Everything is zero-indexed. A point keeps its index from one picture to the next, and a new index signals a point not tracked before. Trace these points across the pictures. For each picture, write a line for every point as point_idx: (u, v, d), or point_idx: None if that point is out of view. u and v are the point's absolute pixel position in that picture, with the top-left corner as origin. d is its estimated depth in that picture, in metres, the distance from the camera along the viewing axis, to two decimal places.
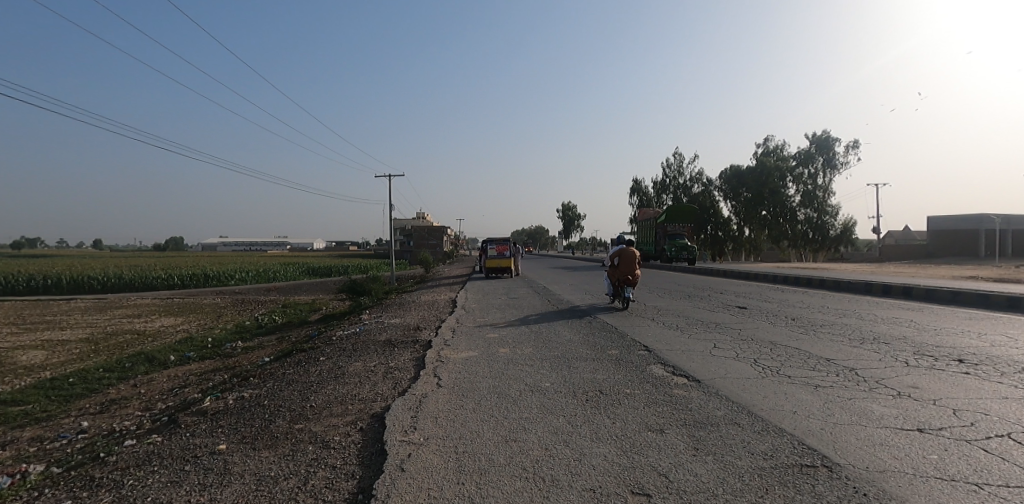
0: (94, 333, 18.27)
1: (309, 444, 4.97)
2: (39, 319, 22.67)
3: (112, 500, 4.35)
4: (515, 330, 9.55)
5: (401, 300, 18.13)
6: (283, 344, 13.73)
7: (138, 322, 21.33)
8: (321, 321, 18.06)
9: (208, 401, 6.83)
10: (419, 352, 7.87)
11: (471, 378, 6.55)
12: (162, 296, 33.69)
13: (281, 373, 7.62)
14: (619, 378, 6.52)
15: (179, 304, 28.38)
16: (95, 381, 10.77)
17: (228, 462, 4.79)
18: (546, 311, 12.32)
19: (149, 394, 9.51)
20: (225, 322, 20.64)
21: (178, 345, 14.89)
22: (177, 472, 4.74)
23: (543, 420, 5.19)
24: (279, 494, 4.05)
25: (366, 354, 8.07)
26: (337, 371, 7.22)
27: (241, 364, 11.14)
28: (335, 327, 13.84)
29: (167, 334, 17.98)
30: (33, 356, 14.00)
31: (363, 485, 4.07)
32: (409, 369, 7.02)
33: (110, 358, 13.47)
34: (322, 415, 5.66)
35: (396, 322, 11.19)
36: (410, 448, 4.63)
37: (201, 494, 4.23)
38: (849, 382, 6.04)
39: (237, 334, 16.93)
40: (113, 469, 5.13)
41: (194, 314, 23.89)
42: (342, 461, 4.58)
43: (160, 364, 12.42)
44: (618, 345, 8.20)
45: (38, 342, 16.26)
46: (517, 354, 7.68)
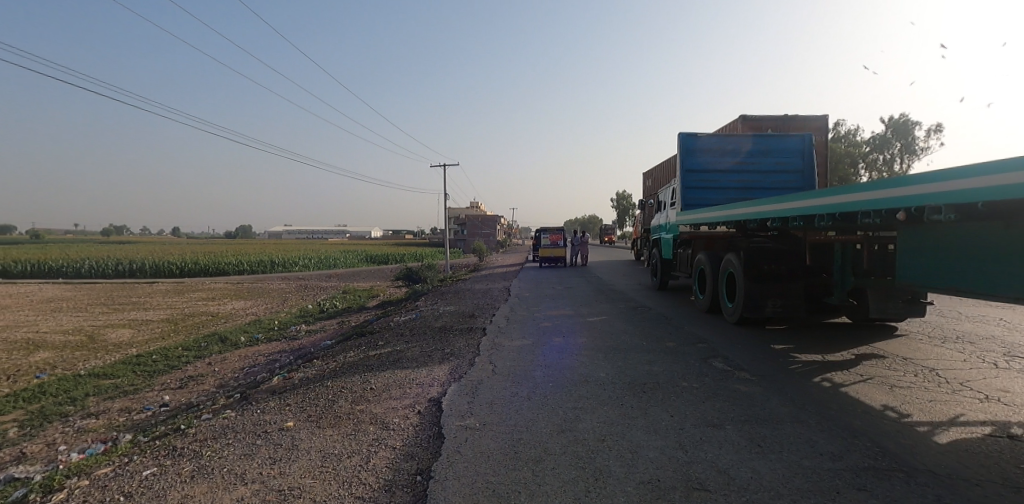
0: (175, 314, 19.62)
1: (370, 425, 5.14)
2: (131, 300, 24.70)
3: (194, 470, 4.72)
4: (569, 320, 9.48)
5: (456, 288, 18.43)
6: (343, 328, 14.26)
7: (215, 305, 22.78)
8: (379, 307, 18.62)
9: (276, 381, 7.17)
10: (475, 339, 7.96)
11: (524, 366, 6.57)
12: (236, 280, 35.80)
13: (343, 356, 7.88)
14: (676, 371, 6.29)
15: (250, 289, 30.12)
16: (175, 359, 11.59)
17: (295, 439, 5.04)
18: (600, 301, 12.15)
19: (223, 372, 10.13)
20: (291, 307, 21.65)
21: (249, 327, 15.73)
22: (249, 446, 5.04)
23: (598, 411, 5.14)
24: (343, 472, 4.28)
25: (423, 340, 8.23)
26: (396, 356, 7.41)
27: (305, 347, 11.64)
28: (393, 313, 14.23)
29: (239, 316, 19.06)
30: (123, 334, 15.19)
31: (423, 466, 4.22)
32: (464, 356, 7.09)
33: (187, 338, 14.42)
34: (382, 397, 5.80)
35: (452, 309, 11.35)
36: (468, 433, 4.73)
37: (272, 468, 4.53)
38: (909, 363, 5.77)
39: (302, 318, 17.72)
40: (192, 440, 5.50)
41: (265, 298, 25.23)
42: (401, 442, 4.72)
43: (231, 344, 13.18)
44: (675, 337, 7.98)
45: (126, 322, 17.64)
46: (571, 344, 7.60)
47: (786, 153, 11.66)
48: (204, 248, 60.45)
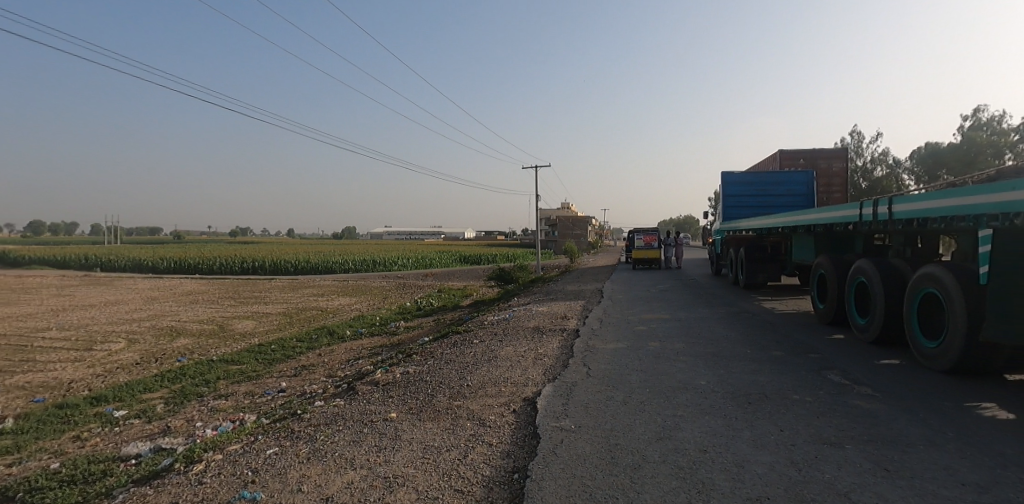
0: (290, 308, 21.49)
1: (467, 421, 5.28)
2: (254, 294, 27.43)
3: (310, 452, 5.13)
4: (664, 323, 9.17)
5: (545, 289, 18.50)
6: (439, 325, 14.85)
7: (324, 301, 24.63)
8: (471, 306, 19.14)
9: (380, 373, 7.59)
10: (568, 340, 7.93)
11: (620, 370, 6.43)
12: (341, 278, 38.50)
13: (440, 352, 8.18)
14: (785, 383, 5.86)
15: (353, 286, 32.24)
16: (291, 349, 12.69)
17: (398, 429, 5.30)
18: (696, 305, 11.63)
19: (332, 363, 10.92)
20: (391, 304, 22.89)
21: (353, 322, 16.84)
22: (357, 433, 5.38)
23: (700, 420, 4.90)
24: (442, 465, 4.43)
25: (516, 340, 8.33)
26: (490, 354, 7.56)
27: (404, 343, 12.25)
28: (485, 312, 14.56)
29: (345, 312, 20.46)
30: (247, 325, 16.89)
31: (519, 465, 4.26)
32: (558, 357, 7.09)
33: (301, 330, 15.73)
34: (478, 394, 5.94)
35: (544, 310, 11.39)
36: (563, 434, 4.71)
37: (378, 455, 4.80)
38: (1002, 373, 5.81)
39: (400, 315, 18.68)
40: (307, 424, 5.97)
41: (367, 295, 26.86)
42: (497, 439, 4.80)
43: (338, 337, 14.19)
44: (782, 346, 7.43)
45: (250, 314, 19.60)
46: (668, 349, 7.34)
47: (796, 183, 17.75)
48: (314, 248, 65.69)
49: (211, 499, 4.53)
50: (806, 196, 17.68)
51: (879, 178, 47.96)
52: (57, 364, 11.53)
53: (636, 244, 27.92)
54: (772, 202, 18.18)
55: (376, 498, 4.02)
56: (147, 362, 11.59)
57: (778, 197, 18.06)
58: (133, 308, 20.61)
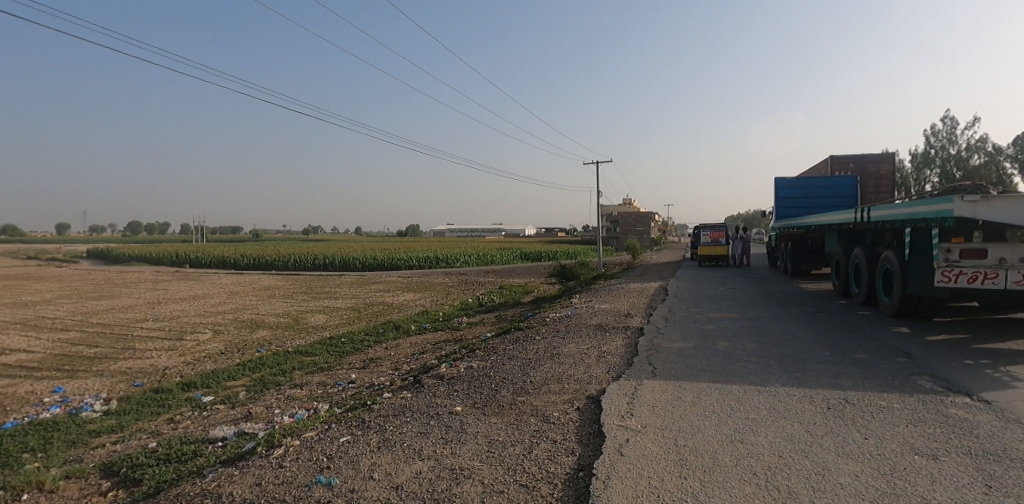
0: (358, 303, 22.43)
1: (531, 417, 5.30)
2: (325, 290, 28.86)
3: (380, 441, 5.33)
4: (733, 323, 8.81)
5: (606, 286, 18.27)
6: (500, 322, 15.01)
7: (390, 296, 25.54)
8: (532, 303, 19.21)
9: (444, 367, 7.76)
10: (632, 339, 7.79)
11: (687, 370, 6.23)
12: (405, 275, 39.76)
13: (503, 348, 8.26)
14: (870, 388, 5.47)
15: (417, 283, 33.23)
16: (359, 342, 13.23)
17: (463, 423, 5.40)
18: (767, 304, 11.10)
19: (398, 356, 11.30)
20: (453, 300, 23.40)
21: (418, 317, 17.34)
22: (425, 425, 5.52)
23: (775, 424, 4.66)
24: (507, 459, 4.48)
25: (578, 337, 8.27)
26: (552, 351, 7.55)
27: (466, 338, 12.48)
28: (547, 309, 14.57)
29: (410, 307, 21.11)
30: (320, 319, 17.78)
31: (584, 463, 4.23)
32: (622, 355, 6.98)
33: (368, 324, 16.37)
34: (541, 391, 5.96)
35: (606, 307, 11.25)
36: (628, 434, 4.62)
37: (444, 447, 4.91)
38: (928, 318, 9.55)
39: (462, 311, 19.05)
40: (377, 415, 6.20)
41: (430, 291, 27.59)
42: (561, 436, 4.79)
43: (404, 332, 14.66)
44: (865, 349, 6.95)
45: (322, 308, 20.62)
46: (738, 349, 7.04)
47: (844, 187, 21.01)
48: (380, 245, 68.16)
49: (291, 481, 4.80)
50: (851, 197, 20.84)
51: (976, 166, 43.68)
52: (155, 352, 12.62)
53: (704, 241, 26.96)
54: (822, 203, 21.42)
55: (444, 488, 4.12)
56: (231, 352, 12.46)
57: (825, 199, 21.42)
58: (219, 301, 22.23)
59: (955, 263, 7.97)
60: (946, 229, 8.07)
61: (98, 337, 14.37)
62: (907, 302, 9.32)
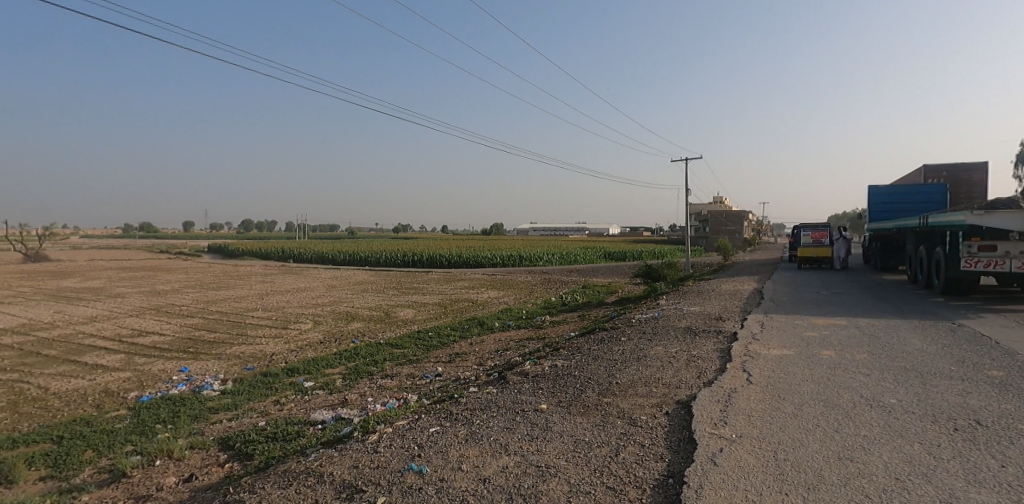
0: (445, 299, 23.25)
1: (617, 418, 5.24)
2: (413, 285, 30.14)
3: (467, 433, 5.50)
4: (838, 330, 8.16)
5: (693, 288, 17.61)
6: (583, 321, 14.91)
7: (474, 293, 26.19)
8: (616, 303, 18.92)
9: (529, 364, 7.85)
10: (724, 343, 7.44)
11: (787, 379, 5.86)
12: (487, 272, 40.62)
13: (587, 348, 8.21)
14: (1008, 409, 4.84)
15: (499, 280, 33.83)
16: (446, 336, 13.72)
17: (548, 421, 5.43)
18: (878, 311, 10.17)
19: (483, 352, 11.58)
20: (536, 298, 23.58)
21: (502, 314, 17.66)
22: (510, 421, 5.62)
23: (891, 444, 4.25)
24: (593, 460, 4.45)
25: (666, 339, 8.04)
26: (638, 353, 7.40)
27: (550, 337, 12.54)
28: (632, 310, 14.27)
29: (494, 304, 21.55)
30: (409, 313, 18.64)
31: (674, 470, 4.10)
32: (714, 360, 6.69)
33: (454, 319, 16.92)
34: (628, 393, 5.85)
35: (695, 309, 10.82)
36: (722, 443, 4.42)
37: (530, 444, 4.97)
38: (968, 295, 13.98)
39: (545, 309, 19.15)
40: (464, 407, 6.40)
41: (513, 289, 28.00)
42: (649, 441, 4.68)
43: (488, 328, 15.01)
44: (1000, 365, 6.16)
45: (411, 303, 21.59)
46: (846, 359, 6.51)
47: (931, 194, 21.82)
48: (464, 243, 70.10)
49: (386, 466, 5.08)
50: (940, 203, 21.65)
51: None
52: (265, 339, 13.86)
53: (804, 241, 25.14)
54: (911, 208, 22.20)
55: (530, 484, 4.17)
56: (329, 341, 13.39)
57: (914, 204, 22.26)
58: (319, 294, 23.95)
59: (975, 255, 12.67)
60: (969, 232, 12.78)
61: (217, 324, 15.98)
62: (952, 282, 13.80)
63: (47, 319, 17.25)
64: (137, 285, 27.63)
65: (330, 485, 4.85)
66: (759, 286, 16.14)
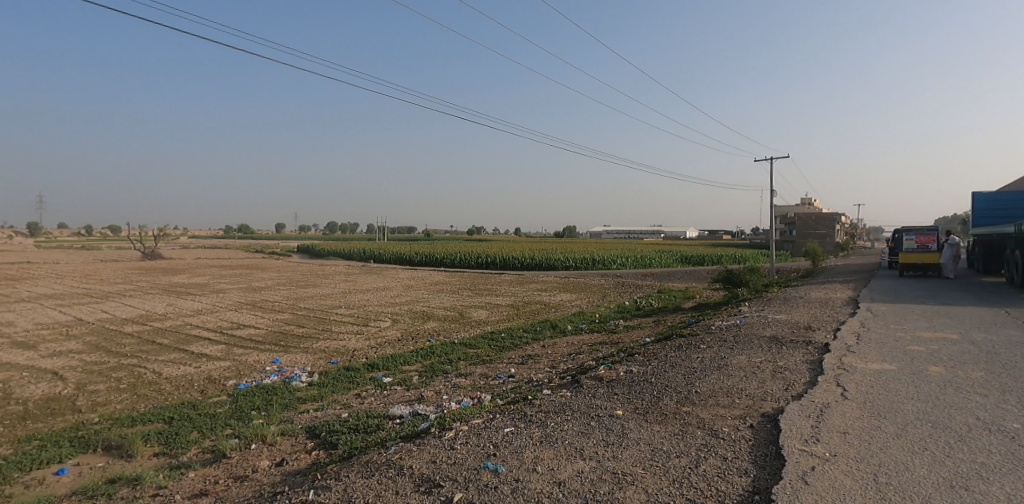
0: (517, 301, 23.49)
1: (698, 429, 5.07)
2: (486, 287, 30.70)
3: (542, 436, 5.54)
4: (949, 345, 7.42)
5: (778, 295, 16.67)
6: (659, 327, 14.53)
7: (546, 295, 26.21)
8: (694, 309, 18.28)
9: (603, 369, 7.77)
10: (814, 355, 7.00)
11: (889, 396, 5.41)
12: (558, 274, 40.54)
13: (664, 355, 8.00)
14: None
15: (570, 283, 33.66)
16: (518, 338, 13.85)
17: (625, 427, 5.36)
18: (996, 325, 9.13)
19: (555, 354, 11.60)
20: (609, 302, 23.26)
21: (574, 317, 17.58)
22: (585, 425, 5.60)
23: (1015, 474, 3.82)
24: (672, 470, 4.34)
25: (750, 348, 7.66)
26: (719, 361, 7.11)
27: (623, 342, 12.34)
28: (711, 317, 13.73)
29: (566, 307, 21.50)
30: (482, 314, 19.01)
31: (760, 486, 3.92)
32: (803, 372, 6.31)
33: (527, 321, 17.06)
34: (709, 402, 5.65)
35: (782, 318, 10.23)
36: (814, 461, 4.17)
37: (605, 450, 4.93)
38: None
39: (619, 313, 18.85)
40: (538, 409, 6.44)
41: (585, 292, 27.79)
42: (732, 454, 4.49)
43: (560, 331, 15.00)
44: None
45: (484, 304, 22.00)
46: (958, 377, 5.92)
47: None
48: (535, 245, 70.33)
49: (462, 463, 5.22)
50: None
51: None
52: (348, 335, 14.66)
53: (906, 246, 23.06)
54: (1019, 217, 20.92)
55: (606, 491, 4.14)
56: (407, 339, 13.93)
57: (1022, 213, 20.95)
58: (397, 293, 24.96)
59: None
60: None
61: (305, 320, 17.10)
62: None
63: (162, 310, 19.24)
64: (236, 281, 30.14)
65: (409, 478, 5.06)
66: (854, 294, 14.96)
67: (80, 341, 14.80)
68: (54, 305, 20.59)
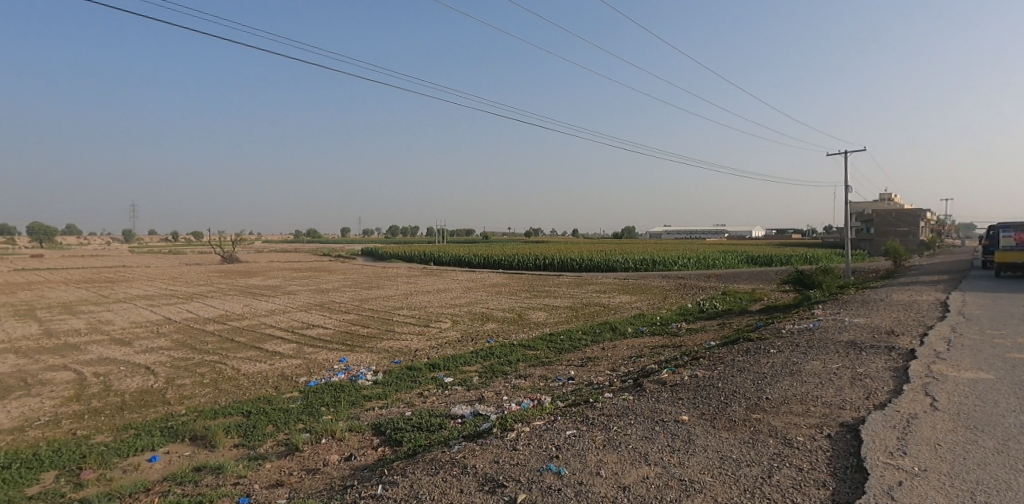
0: (576, 302, 23.36)
1: (769, 437, 4.88)
2: (545, 288, 30.74)
3: (605, 439, 5.51)
4: None
5: (855, 297, 15.70)
6: (724, 330, 14.04)
7: (605, 297, 25.88)
8: (762, 312, 17.52)
9: (667, 373, 7.61)
10: (898, 362, 6.55)
11: (986, 407, 5.00)
12: (617, 276, 39.99)
13: (731, 359, 7.73)
14: None
15: (628, 284, 33.09)
16: (578, 340, 13.79)
17: (691, 434, 5.23)
18: None
19: (615, 357, 11.47)
20: (671, 304, 22.68)
21: (634, 319, 17.29)
22: (649, 430, 5.51)
23: None
24: (743, 479, 4.20)
25: (825, 354, 7.27)
26: (792, 367, 6.80)
27: (687, 345, 12.02)
28: (781, 320, 13.11)
29: (626, 309, 21.17)
30: (540, 315, 19.06)
31: (840, 500, 3.73)
32: (887, 380, 5.93)
33: (586, 323, 16.95)
34: (781, 410, 5.42)
35: (860, 322, 9.63)
36: (902, 476, 3.91)
37: (671, 456, 4.83)
38: None
39: (681, 316, 18.36)
40: (600, 413, 6.40)
41: (645, 294, 27.25)
42: (808, 465, 4.29)
43: (620, 333, 14.80)
44: None
45: (543, 306, 22.05)
46: None
47: None
48: (593, 247, 69.53)
49: (525, 464, 5.27)
50: None
51: None
52: (410, 335, 15.12)
53: (1004, 244, 21.02)
54: None
55: (673, 498, 4.07)
56: (466, 340, 14.20)
57: None
58: (456, 295, 25.45)
59: None
60: None
61: (370, 320, 17.78)
62: None
63: (239, 310, 20.58)
64: (306, 283, 31.76)
65: (473, 477, 5.17)
66: (943, 296, 13.85)
67: (169, 338, 16.10)
68: (146, 305, 22.48)
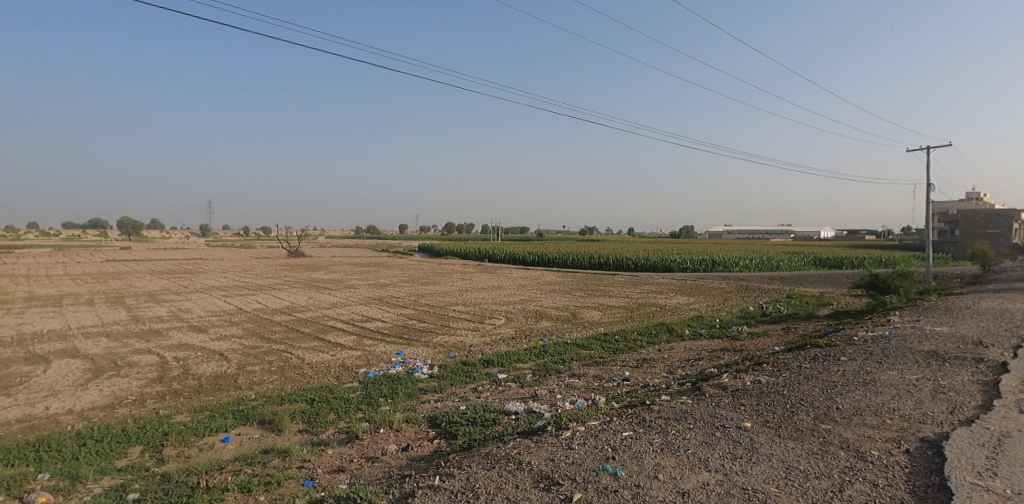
0: (631, 302, 23.01)
1: (840, 449, 4.66)
2: (599, 287, 30.45)
3: (663, 442, 5.44)
4: None
5: (937, 304, 14.62)
6: (789, 335, 13.44)
7: (661, 298, 25.31)
8: (831, 317, 16.63)
9: (727, 377, 7.40)
10: (988, 375, 6.07)
11: None
12: (673, 276, 39.07)
13: (797, 366, 7.42)
14: None
15: (685, 285, 32.21)
16: (633, 341, 13.59)
17: (755, 441, 5.08)
18: None
19: (672, 359, 11.24)
20: (731, 306, 21.92)
21: (692, 321, 16.84)
22: (709, 435, 5.40)
23: None
24: (811, 492, 4.05)
25: (903, 364, 6.85)
26: (866, 377, 6.44)
27: (748, 349, 11.61)
28: (852, 326, 12.41)
29: (683, 310, 20.64)
30: (594, 315, 18.91)
31: None
32: (974, 395, 5.52)
33: (641, 324, 16.68)
34: (853, 421, 5.17)
35: (944, 330, 8.98)
36: (992, 498, 3.65)
37: (733, 463, 4.72)
38: None
39: (742, 319, 17.72)
40: (658, 415, 6.31)
41: (704, 295, 26.45)
42: (884, 480, 4.08)
43: (677, 335, 14.47)
44: None
45: (597, 305, 21.86)
46: None
47: None
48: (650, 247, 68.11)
49: (580, 463, 5.29)
50: None
51: None
52: (464, 331, 15.40)
53: None
54: None
55: None
56: (520, 338, 14.31)
57: None
58: (509, 292, 25.64)
59: None
60: None
61: (425, 315, 18.25)
62: None
63: (304, 303, 21.65)
64: (365, 278, 32.95)
65: (529, 473, 5.24)
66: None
67: (241, 327, 17.18)
68: (220, 295, 24.06)
